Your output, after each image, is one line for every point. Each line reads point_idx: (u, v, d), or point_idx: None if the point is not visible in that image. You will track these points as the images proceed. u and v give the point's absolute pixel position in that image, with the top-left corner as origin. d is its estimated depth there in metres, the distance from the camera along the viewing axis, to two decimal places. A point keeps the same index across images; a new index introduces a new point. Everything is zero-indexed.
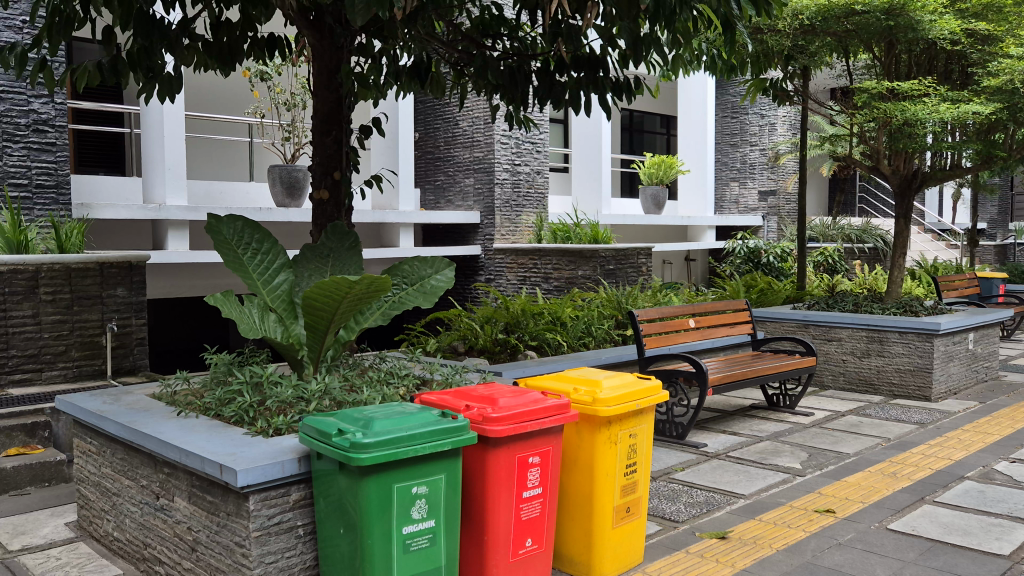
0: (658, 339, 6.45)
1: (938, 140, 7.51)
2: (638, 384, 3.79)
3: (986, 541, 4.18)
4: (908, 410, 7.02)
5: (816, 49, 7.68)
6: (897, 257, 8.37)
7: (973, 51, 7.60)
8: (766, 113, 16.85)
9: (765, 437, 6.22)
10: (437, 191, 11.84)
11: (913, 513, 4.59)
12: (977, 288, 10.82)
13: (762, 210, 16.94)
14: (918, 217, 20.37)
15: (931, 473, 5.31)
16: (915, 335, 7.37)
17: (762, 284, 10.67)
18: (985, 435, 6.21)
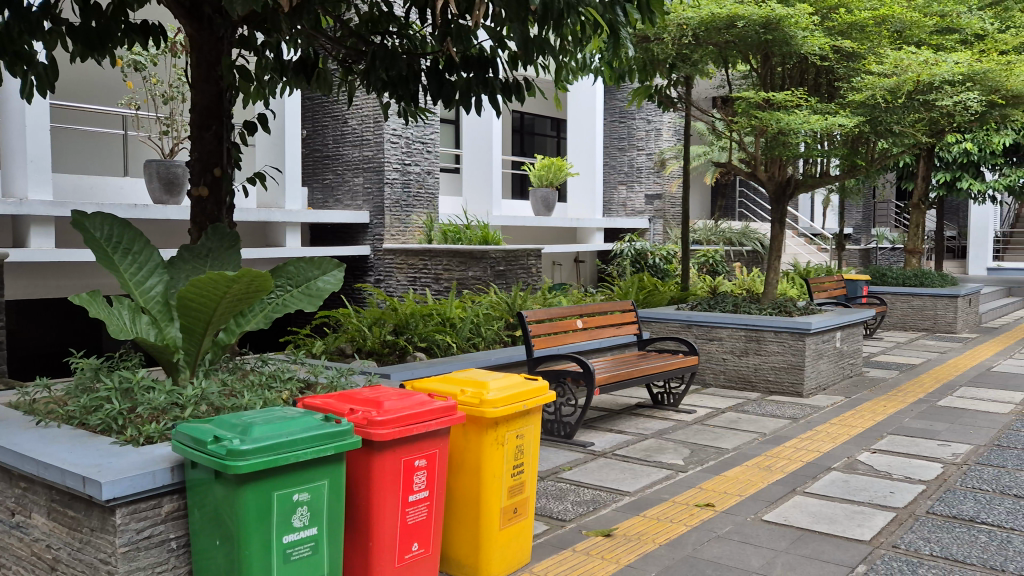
0: (547, 340, 6.51)
1: (808, 148, 7.91)
2: (525, 384, 3.81)
3: (850, 528, 4.42)
4: (782, 406, 7.36)
5: (698, 57, 7.96)
6: (773, 260, 8.74)
7: (840, 66, 8.07)
8: (652, 119, 17.36)
9: (650, 435, 6.38)
10: (326, 190, 11.59)
11: (785, 504, 4.80)
12: (845, 289, 11.46)
13: (648, 213, 17.39)
14: (793, 222, 21.41)
15: (802, 465, 5.58)
16: (788, 334, 7.75)
17: (649, 285, 10.96)
18: (851, 428, 6.57)
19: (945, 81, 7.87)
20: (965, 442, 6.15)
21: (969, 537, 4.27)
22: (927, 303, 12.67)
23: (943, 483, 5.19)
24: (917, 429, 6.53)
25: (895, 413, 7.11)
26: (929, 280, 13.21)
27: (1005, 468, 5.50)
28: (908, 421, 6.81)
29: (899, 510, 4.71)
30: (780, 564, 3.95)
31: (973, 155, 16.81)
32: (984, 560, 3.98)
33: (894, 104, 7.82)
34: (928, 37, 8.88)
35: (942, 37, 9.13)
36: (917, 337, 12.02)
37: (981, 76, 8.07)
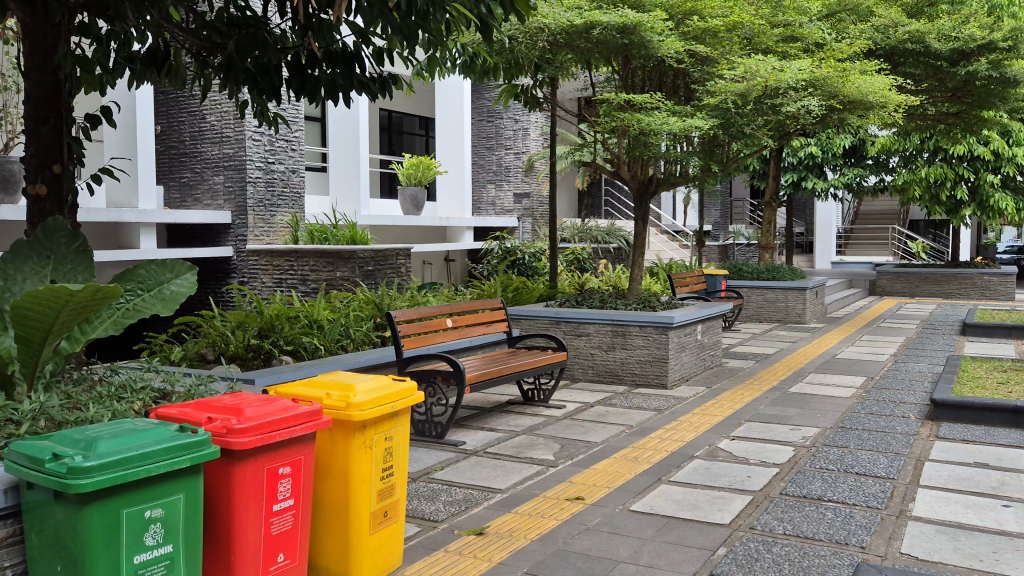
0: (417, 340, 6.45)
1: (667, 149, 8.16)
2: (392, 385, 3.75)
3: (711, 513, 4.60)
4: (648, 398, 7.60)
5: (561, 60, 8.11)
6: (638, 256, 9.02)
7: (695, 70, 8.48)
8: (519, 118, 17.59)
9: (521, 432, 6.44)
10: (183, 189, 11.06)
11: (651, 494, 4.96)
12: (705, 284, 11.96)
13: (517, 212, 17.58)
14: (656, 219, 22.21)
15: (666, 455, 5.78)
16: (652, 328, 8.02)
17: (518, 283, 11.07)
18: (711, 417, 6.87)
19: (790, 86, 8.12)
20: (814, 425, 6.55)
21: (818, 515, 4.55)
22: (779, 295, 13.43)
23: (794, 465, 5.50)
24: (771, 415, 6.90)
25: (751, 400, 7.49)
26: (780, 274, 14.02)
27: (848, 448, 5.89)
28: (762, 408, 7.19)
29: (755, 492, 4.95)
30: (647, 552, 4.06)
31: (817, 156, 17.98)
32: (831, 535, 4.25)
33: (744, 107, 8.22)
34: (776, 44, 9.25)
35: (786, 44, 9.58)
36: (770, 328, 12.70)
37: (822, 81, 8.33)
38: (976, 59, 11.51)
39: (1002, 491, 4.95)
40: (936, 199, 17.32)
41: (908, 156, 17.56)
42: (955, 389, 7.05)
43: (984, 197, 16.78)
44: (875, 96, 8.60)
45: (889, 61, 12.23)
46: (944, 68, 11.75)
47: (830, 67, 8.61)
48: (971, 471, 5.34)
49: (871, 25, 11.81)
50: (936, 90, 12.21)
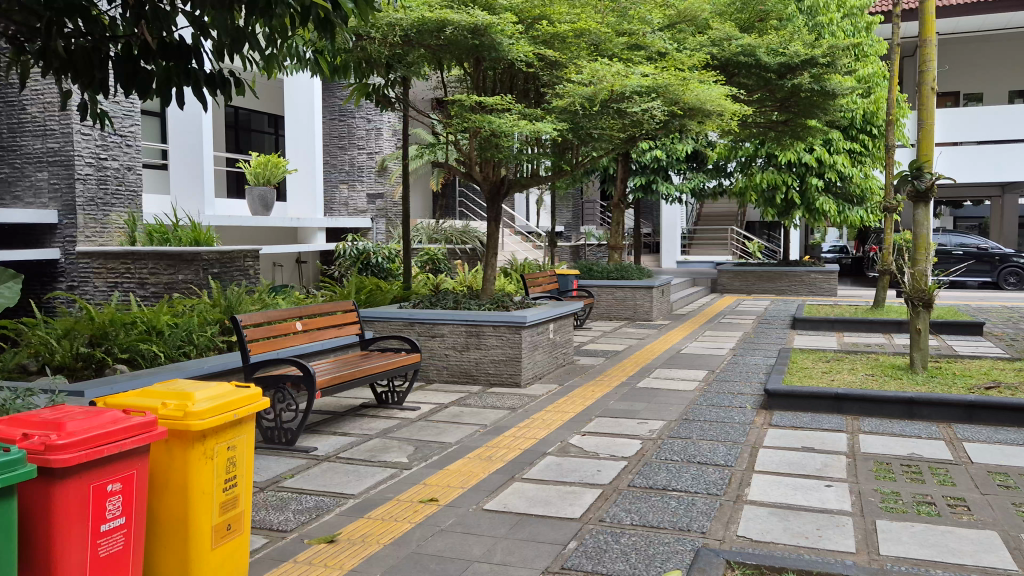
0: (264, 345, 6.21)
1: (518, 151, 8.25)
2: (235, 392, 3.59)
3: (563, 507, 4.70)
4: (502, 397, 7.67)
5: (412, 59, 8.07)
6: (491, 256, 9.09)
7: (544, 73, 8.66)
8: (371, 118, 17.41)
9: (375, 435, 6.34)
10: (1, 186, 10.16)
11: (504, 492, 5.00)
12: (556, 284, 12.21)
13: (370, 213, 17.31)
14: (510, 220, 22.48)
15: (519, 452, 5.86)
16: (505, 328, 8.10)
17: (372, 284, 10.90)
18: (563, 414, 7.02)
19: (634, 91, 8.35)
20: (659, 418, 6.82)
21: (663, 504, 4.74)
22: (628, 294, 13.90)
23: (641, 458, 5.71)
24: (620, 410, 7.14)
25: (600, 396, 7.72)
26: (628, 273, 14.54)
27: (691, 439, 6.18)
28: (612, 403, 7.42)
29: (605, 486, 5.10)
30: (500, 549, 4.09)
31: (663, 160, 18.90)
32: (675, 522, 4.43)
33: (591, 111, 8.42)
34: (621, 51, 9.56)
35: (631, 52, 9.91)
36: (619, 326, 13.14)
37: (664, 88, 8.65)
38: (801, 73, 12.39)
39: (826, 473, 5.34)
40: (768, 202, 18.50)
41: (743, 162, 18.66)
42: (785, 380, 7.55)
43: (810, 200, 18.04)
44: (712, 104, 9.02)
45: (725, 72, 12.92)
46: (773, 80, 12.56)
47: (672, 75, 8.95)
48: (799, 455, 5.73)
49: (708, 37, 12.45)
50: (766, 101, 13.02)
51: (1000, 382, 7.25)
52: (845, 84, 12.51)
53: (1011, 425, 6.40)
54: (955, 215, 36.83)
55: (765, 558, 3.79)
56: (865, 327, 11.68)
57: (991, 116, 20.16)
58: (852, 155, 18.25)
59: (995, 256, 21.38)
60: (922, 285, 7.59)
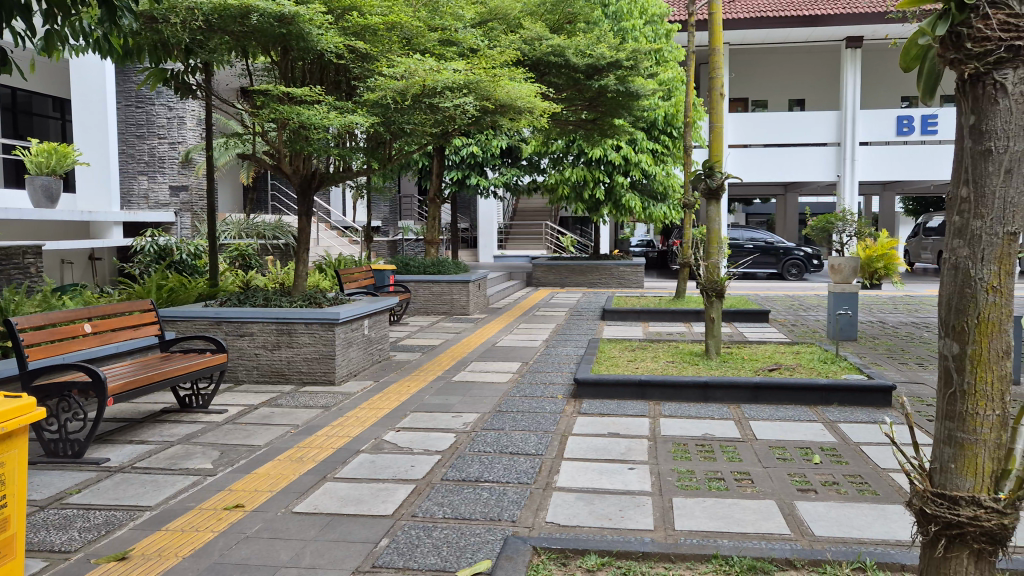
0: (46, 349, 5.68)
1: (329, 144, 8.06)
2: (4, 404, 3.26)
3: (375, 505, 4.65)
4: (315, 396, 7.48)
5: (213, 46, 7.66)
6: (302, 252, 8.83)
7: (355, 66, 8.48)
8: (173, 105, 16.37)
9: (176, 441, 5.99)
10: None
11: (314, 493, 4.88)
12: (372, 279, 12.07)
13: (174, 206, 16.37)
14: (325, 215, 21.94)
15: (332, 452, 5.74)
16: (318, 325, 7.89)
17: (174, 282, 10.28)
18: (378, 410, 6.96)
19: (446, 87, 8.41)
20: (473, 411, 6.92)
21: (475, 496, 4.81)
22: (444, 288, 13.96)
23: (454, 450, 5.77)
24: (435, 404, 7.17)
25: (416, 391, 7.71)
26: (444, 268, 14.58)
27: (504, 430, 6.31)
28: (427, 398, 7.43)
29: (418, 481, 5.10)
30: (309, 553, 3.99)
31: (478, 157, 19.24)
32: (486, 513, 4.51)
33: (403, 105, 8.37)
34: (433, 45, 9.56)
35: (443, 48, 9.93)
36: (436, 320, 13.21)
37: (475, 85, 8.75)
38: (606, 74, 12.95)
39: (629, 456, 5.63)
40: (579, 197, 19.23)
41: (556, 158, 19.29)
42: (594, 369, 7.89)
43: (617, 197, 18.93)
44: (522, 101, 9.22)
45: (535, 70, 13.29)
46: (581, 80, 13.07)
47: (483, 72, 9.07)
48: (604, 441, 6.00)
49: (519, 36, 12.73)
50: (575, 99, 13.51)
51: (781, 364, 7.95)
52: (648, 87, 13.20)
53: (790, 403, 7.04)
54: (747, 212, 40.02)
55: (568, 542, 3.93)
56: (667, 316, 12.44)
57: (775, 122, 22.02)
58: (655, 155, 19.32)
59: (779, 250, 23.43)
60: (715, 277, 8.09)
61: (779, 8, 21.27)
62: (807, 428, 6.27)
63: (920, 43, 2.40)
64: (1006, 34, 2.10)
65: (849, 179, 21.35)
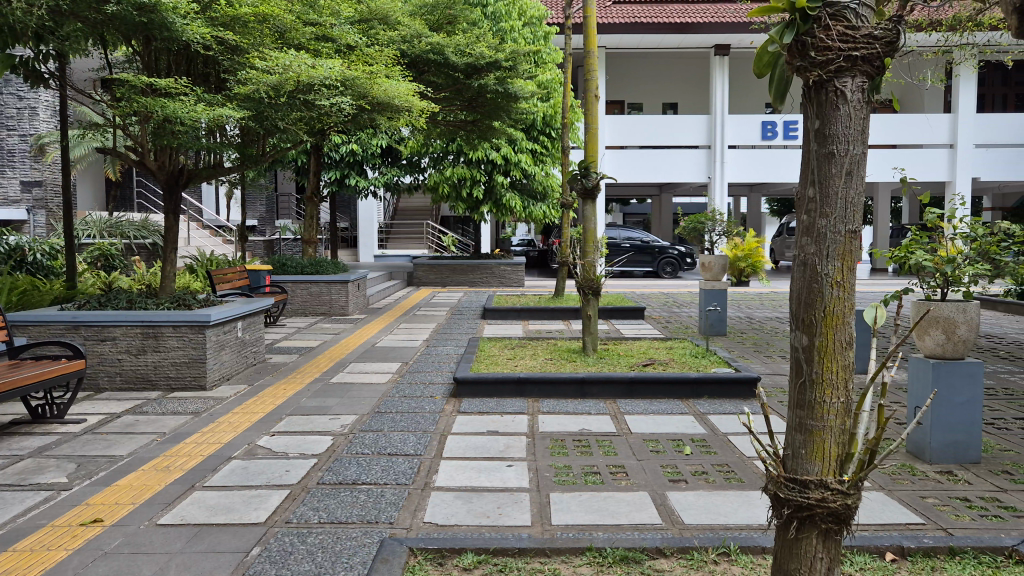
0: None
1: (198, 139, 7.75)
2: None
3: (246, 513, 4.49)
4: (184, 402, 7.17)
5: (67, 33, 7.20)
6: (169, 252, 8.44)
7: (225, 58, 8.16)
8: (23, 95, 15.36)
9: (27, 455, 5.60)
10: None
11: (182, 503, 4.67)
12: (247, 280, 11.71)
13: (26, 203, 15.38)
14: (196, 213, 21.10)
15: (201, 459, 5.51)
16: (187, 328, 7.56)
17: (26, 284, 9.64)
18: (252, 415, 6.74)
19: (321, 83, 8.30)
20: (351, 413, 6.79)
21: (352, 499, 4.73)
22: (323, 289, 13.67)
23: (331, 453, 5.66)
24: (312, 407, 7.01)
25: (292, 394, 7.51)
26: (323, 268, 14.28)
27: (382, 431, 6.23)
28: (303, 401, 7.25)
29: (293, 485, 4.97)
30: (173, 566, 3.81)
31: (356, 155, 19.05)
32: (363, 516, 4.44)
33: (277, 100, 8.14)
34: (308, 41, 9.34)
35: (318, 43, 9.70)
36: (314, 321, 12.91)
37: (351, 81, 8.63)
38: (485, 74, 12.99)
39: (508, 453, 5.68)
40: (459, 197, 19.26)
41: (437, 158, 19.25)
42: (473, 368, 7.90)
43: (498, 196, 19.06)
44: (400, 100, 9.14)
45: (414, 69, 13.22)
46: (460, 80, 13.08)
47: (359, 69, 8.95)
48: (484, 439, 6.03)
49: (397, 34, 12.61)
50: (454, 100, 13.51)
51: (654, 360, 8.22)
52: (526, 88, 13.34)
53: (663, 396, 7.28)
54: (624, 212, 41.14)
55: (445, 541, 3.92)
56: (547, 314, 12.62)
57: (650, 124, 22.74)
58: (535, 155, 19.56)
59: (655, 249, 24.21)
60: (591, 275, 8.26)
61: (652, 14, 21.97)
62: (678, 420, 6.50)
63: (770, 50, 2.52)
64: (844, 46, 2.24)
65: (719, 180, 22.28)
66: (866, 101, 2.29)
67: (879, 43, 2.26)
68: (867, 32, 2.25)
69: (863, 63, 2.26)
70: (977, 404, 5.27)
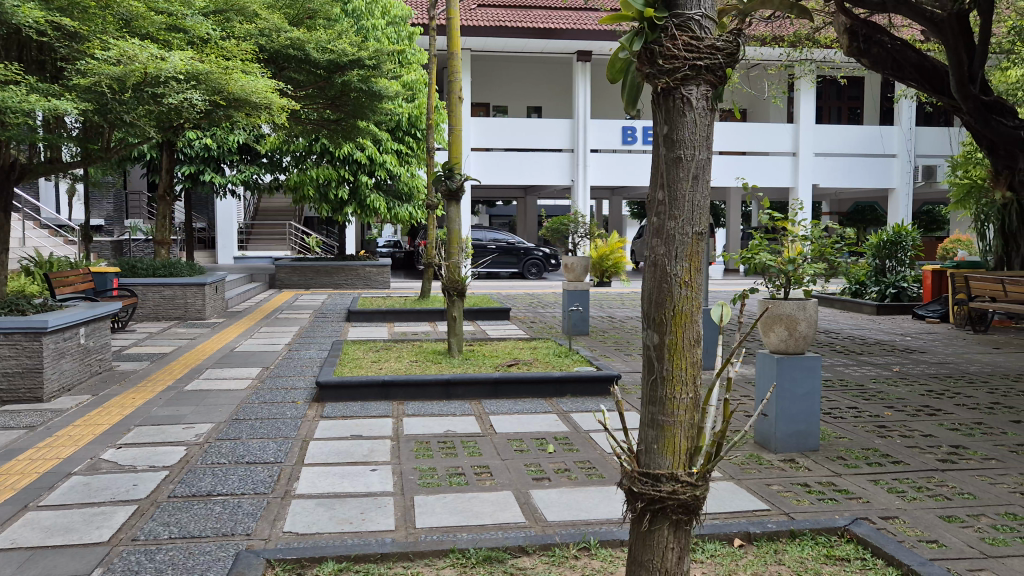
0: None
1: (32, 133, 7.19)
2: None
3: (87, 533, 4.20)
4: (18, 415, 6.64)
5: None
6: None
7: (62, 46, 7.65)
8: None
9: None
10: None
11: (12, 526, 4.31)
12: (91, 283, 11.01)
13: None
14: (35, 212, 19.68)
15: (36, 477, 5.12)
16: (21, 335, 7.00)
17: None
18: (95, 427, 6.32)
19: (170, 76, 7.88)
20: (207, 421, 6.49)
21: (206, 511, 4.51)
22: (177, 292, 13.03)
23: (184, 464, 5.39)
24: (164, 416, 6.65)
25: (141, 403, 7.11)
26: (177, 270, 13.61)
27: (240, 439, 6.00)
28: (153, 410, 6.87)
29: (141, 501, 4.69)
30: None
31: (212, 151, 18.33)
32: (217, 529, 4.25)
33: (121, 94, 7.70)
34: (157, 31, 8.87)
35: (168, 34, 9.23)
36: (168, 326, 12.29)
37: (204, 76, 8.25)
38: (349, 71, 12.77)
39: (371, 457, 5.59)
40: (322, 197, 18.83)
41: (299, 157, 18.71)
42: (337, 371, 7.73)
43: (363, 197, 18.77)
44: (258, 97, 8.78)
45: (273, 65, 12.80)
46: (323, 77, 12.79)
47: (213, 63, 8.59)
48: (347, 443, 5.91)
49: (255, 27, 12.19)
50: (316, 97, 13.14)
51: (519, 360, 8.32)
52: (390, 87, 13.15)
53: (527, 396, 7.38)
54: (491, 213, 41.53)
55: (305, 551, 3.81)
56: (412, 316, 12.55)
57: (515, 127, 23.03)
58: (400, 155, 19.35)
59: (520, 250, 24.56)
60: (456, 277, 8.27)
61: (516, 18, 22.24)
62: (542, 419, 6.61)
63: (622, 57, 2.59)
64: (690, 55, 2.34)
65: (582, 183, 22.84)
66: (710, 108, 2.40)
67: (721, 54, 2.37)
68: (710, 43, 2.36)
69: (707, 73, 2.37)
70: (816, 394, 5.65)
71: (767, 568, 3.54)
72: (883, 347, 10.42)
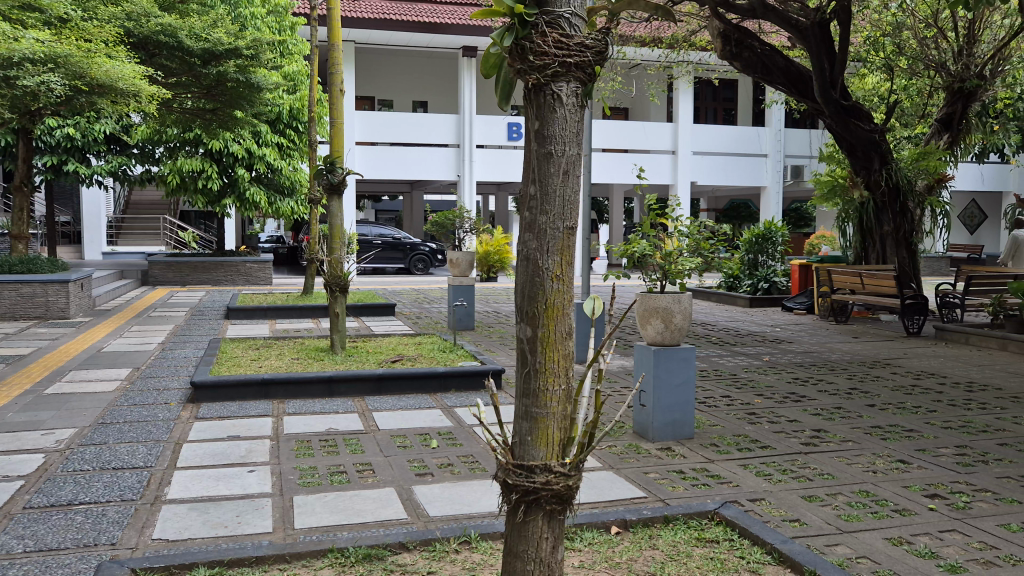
0: None
1: None
2: None
3: None
4: None
5: None
6: None
7: None
8: None
9: None
10: None
11: None
12: None
13: None
14: None
15: None
16: None
17: None
18: None
19: (24, 59, 7.68)
20: (68, 427, 6.14)
21: (66, 522, 4.26)
22: (37, 290, 12.25)
23: (42, 473, 5.07)
24: (20, 423, 6.24)
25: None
26: (37, 266, 12.75)
27: (105, 444, 5.70)
28: (8, 416, 6.44)
29: None
30: None
31: (76, 140, 17.38)
32: (78, 540, 4.02)
33: None
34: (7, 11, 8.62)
35: (22, 14, 8.86)
36: (26, 326, 11.54)
37: (63, 58, 7.93)
38: (224, 62, 12.34)
39: (249, 458, 5.43)
40: (198, 190, 18.12)
41: (172, 147, 17.94)
42: (213, 370, 7.45)
43: (242, 189, 18.15)
44: (125, 83, 8.32)
45: (141, 50, 12.18)
46: (197, 66, 12.25)
47: (73, 46, 8.16)
48: (222, 445, 5.71)
49: (121, 10, 11.59)
50: (189, 86, 12.62)
51: (403, 356, 8.26)
52: (269, 78, 12.79)
53: (411, 392, 7.33)
54: (376, 208, 41.05)
55: (174, 558, 3.66)
56: (294, 313, 12.26)
57: (401, 122, 22.81)
58: (281, 148, 18.81)
59: (406, 245, 24.37)
60: (338, 273, 8.12)
61: (401, 11, 22.03)
62: (426, 415, 6.58)
63: (495, 52, 2.60)
64: (559, 52, 2.38)
65: (468, 178, 22.87)
66: (579, 105, 2.45)
67: (590, 51, 2.42)
68: (580, 41, 2.40)
69: (576, 70, 2.42)
70: (690, 385, 5.86)
71: (642, 554, 3.65)
72: (754, 337, 10.93)
